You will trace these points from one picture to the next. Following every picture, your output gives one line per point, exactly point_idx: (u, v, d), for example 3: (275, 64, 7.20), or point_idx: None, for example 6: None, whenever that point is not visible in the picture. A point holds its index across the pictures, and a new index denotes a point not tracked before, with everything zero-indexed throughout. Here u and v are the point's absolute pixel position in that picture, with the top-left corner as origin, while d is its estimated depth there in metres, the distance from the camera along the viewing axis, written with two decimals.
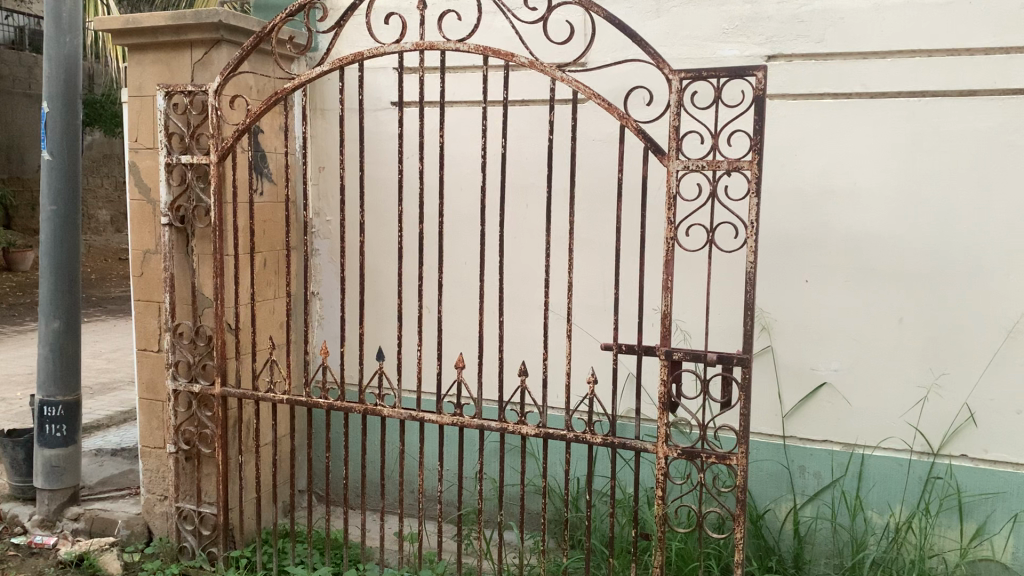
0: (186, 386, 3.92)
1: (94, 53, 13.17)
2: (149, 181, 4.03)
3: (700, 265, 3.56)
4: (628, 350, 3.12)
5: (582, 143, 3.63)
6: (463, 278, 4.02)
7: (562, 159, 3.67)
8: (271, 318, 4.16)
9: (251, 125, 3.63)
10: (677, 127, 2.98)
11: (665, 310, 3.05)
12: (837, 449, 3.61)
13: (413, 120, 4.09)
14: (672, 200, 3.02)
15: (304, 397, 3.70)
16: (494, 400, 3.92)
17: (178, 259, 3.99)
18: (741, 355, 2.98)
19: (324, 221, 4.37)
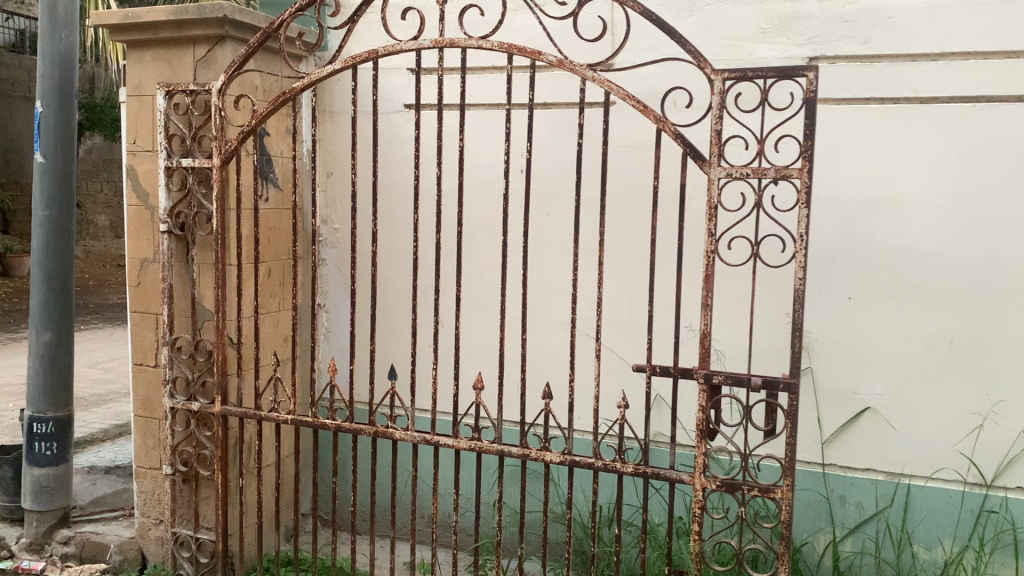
0: (184, 405, 3.68)
1: (94, 56, 12.93)
2: (147, 186, 3.80)
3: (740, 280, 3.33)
4: (662, 372, 2.89)
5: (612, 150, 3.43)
6: (481, 291, 3.80)
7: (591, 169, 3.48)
8: (275, 332, 3.92)
9: (256, 127, 3.40)
10: (719, 131, 2.75)
11: (704, 329, 2.80)
12: (880, 478, 3.37)
13: (430, 124, 3.88)
14: (712, 210, 2.77)
15: (310, 417, 3.45)
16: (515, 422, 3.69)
17: (177, 268, 3.75)
18: (787, 380, 2.75)
19: (331, 228, 4.14)
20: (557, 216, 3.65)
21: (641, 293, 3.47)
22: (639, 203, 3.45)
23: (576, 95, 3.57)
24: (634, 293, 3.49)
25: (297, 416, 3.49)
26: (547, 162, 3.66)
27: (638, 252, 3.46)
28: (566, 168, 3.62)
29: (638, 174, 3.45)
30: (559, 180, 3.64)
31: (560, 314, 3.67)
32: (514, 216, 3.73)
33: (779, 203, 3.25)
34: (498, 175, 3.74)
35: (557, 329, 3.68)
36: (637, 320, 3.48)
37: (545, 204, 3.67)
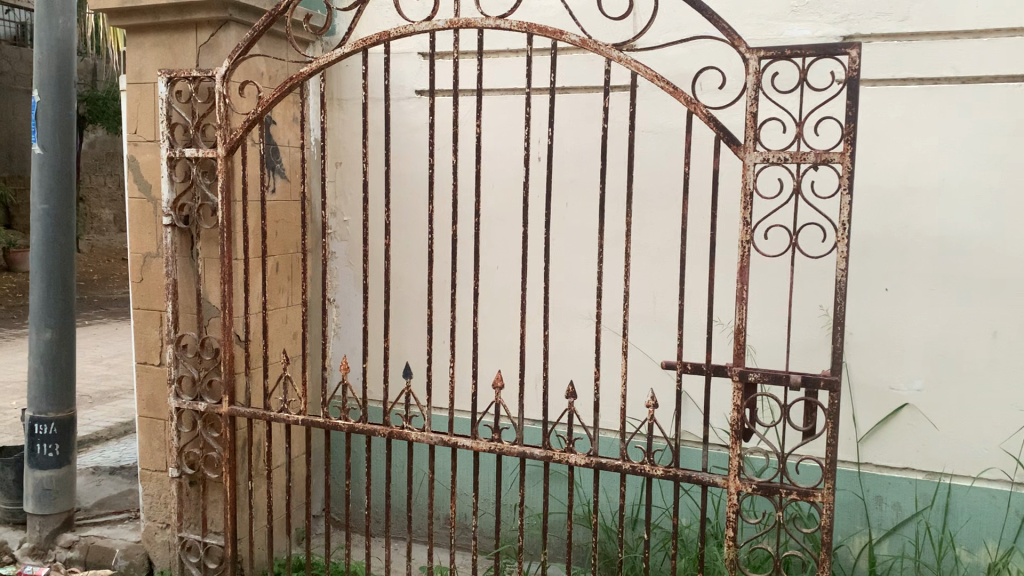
0: (191, 405, 3.53)
1: (97, 48, 12.76)
2: (149, 178, 3.64)
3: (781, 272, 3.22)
4: (693, 369, 2.73)
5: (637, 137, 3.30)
6: (498, 285, 3.65)
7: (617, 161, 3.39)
8: (284, 329, 3.78)
9: (262, 115, 3.24)
10: (755, 114, 2.59)
11: (739, 324, 2.65)
12: (920, 478, 3.22)
13: (444, 110, 3.72)
14: (747, 197, 2.62)
15: (321, 418, 3.31)
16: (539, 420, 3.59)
17: (182, 263, 3.60)
18: (828, 378, 2.59)
19: (341, 221, 3.99)
20: (578, 206, 3.51)
21: (674, 282, 3.36)
22: (673, 189, 3.34)
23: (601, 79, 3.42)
24: (668, 286, 3.38)
25: (308, 416, 3.34)
26: (567, 150, 3.51)
27: (672, 242, 3.36)
28: (588, 156, 3.47)
29: (669, 162, 3.34)
30: (580, 168, 3.49)
31: (582, 309, 3.53)
32: (535, 207, 3.58)
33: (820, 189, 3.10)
34: (516, 164, 3.59)
35: (578, 323, 3.54)
36: (671, 310, 3.38)
37: (566, 193, 3.52)
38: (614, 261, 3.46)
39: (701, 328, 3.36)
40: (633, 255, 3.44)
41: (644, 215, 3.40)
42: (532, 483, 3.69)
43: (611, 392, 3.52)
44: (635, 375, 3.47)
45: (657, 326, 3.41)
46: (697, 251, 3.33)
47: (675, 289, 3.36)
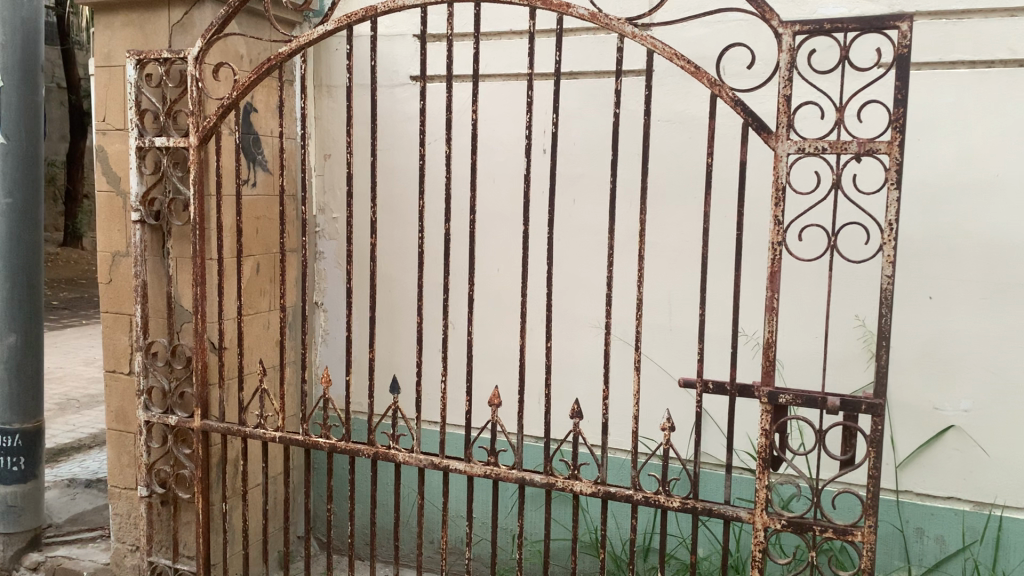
0: (160, 419, 3.22)
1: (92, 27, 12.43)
2: (118, 169, 3.33)
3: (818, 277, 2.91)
4: (715, 389, 2.41)
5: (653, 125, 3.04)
6: (497, 289, 3.33)
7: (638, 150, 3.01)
8: (264, 335, 3.48)
9: (238, 100, 2.93)
10: (789, 97, 2.27)
11: (769, 337, 2.32)
12: (966, 509, 2.88)
13: (439, 98, 3.41)
14: (779, 192, 2.30)
15: (299, 435, 2.99)
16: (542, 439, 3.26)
17: (152, 262, 3.30)
18: (870, 401, 2.25)
19: (329, 218, 3.71)
20: (586, 203, 3.18)
21: (692, 286, 3.05)
22: (692, 183, 3.03)
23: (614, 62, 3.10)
24: (686, 291, 3.06)
25: (286, 433, 3.02)
26: (574, 142, 3.19)
27: (690, 242, 3.04)
28: (598, 147, 3.14)
29: (689, 155, 3.03)
30: (587, 161, 3.17)
31: (589, 316, 3.21)
32: (538, 203, 3.26)
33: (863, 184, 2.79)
34: (518, 156, 3.27)
35: (585, 332, 3.22)
36: (687, 316, 3.06)
37: (572, 189, 3.20)
38: (626, 264, 3.14)
39: (721, 335, 3.06)
40: (647, 257, 3.12)
41: (660, 212, 3.09)
42: (533, 506, 3.38)
43: (621, 408, 3.21)
44: (648, 389, 3.15)
45: (673, 335, 3.10)
46: (718, 250, 3.03)
47: (693, 294, 3.05)
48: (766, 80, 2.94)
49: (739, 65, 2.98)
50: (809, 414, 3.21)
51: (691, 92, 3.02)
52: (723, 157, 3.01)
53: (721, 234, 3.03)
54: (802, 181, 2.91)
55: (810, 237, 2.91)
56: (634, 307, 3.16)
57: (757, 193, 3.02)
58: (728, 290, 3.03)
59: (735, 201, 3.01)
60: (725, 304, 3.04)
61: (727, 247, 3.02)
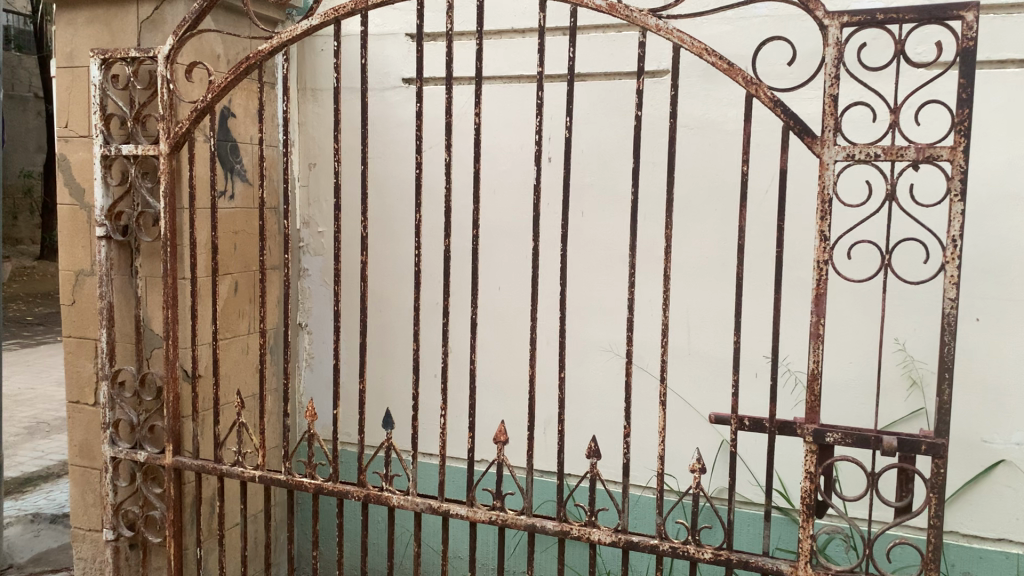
0: (128, 455, 2.91)
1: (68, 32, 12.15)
2: (82, 179, 3.02)
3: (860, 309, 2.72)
4: (752, 426, 2.15)
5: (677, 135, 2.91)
6: (501, 311, 3.12)
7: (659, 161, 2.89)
8: (244, 361, 3.19)
9: (213, 102, 2.65)
10: (836, 97, 2.01)
11: (815, 368, 2.05)
12: (1019, 552, 2.61)
13: (436, 101, 3.16)
14: (825, 204, 2.04)
15: (281, 474, 2.69)
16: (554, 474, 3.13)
17: (119, 282, 3.00)
18: (931, 440, 1.97)
19: (314, 231, 3.47)
20: (603, 218, 2.97)
21: (720, 305, 2.87)
22: (724, 197, 2.84)
23: (634, 63, 2.88)
24: (720, 311, 2.87)
25: (267, 472, 2.72)
26: (584, 148, 2.99)
27: (724, 263, 2.86)
28: (608, 155, 2.95)
29: (723, 167, 2.84)
30: (597, 170, 2.97)
31: (603, 339, 2.99)
32: (551, 218, 3.04)
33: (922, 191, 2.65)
34: (523, 166, 3.05)
35: (597, 357, 3.00)
36: (714, 340, 2.88)
37: (581, 201, 3.01)
38: (648, 284, 2.93)
39: (754, 359, 2.88)
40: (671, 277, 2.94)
41: (687, 227, 2.90)
42: (543, 549, 3.27)
43: (641, 442, 2.99)
44: (672, 423, 2.97)
45: (697, 360, 2.91)
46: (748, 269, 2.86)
47: (719, 316, 2.87)
48: (806, 80, 2.78)
49: (777, 62, 2.81)
50: (860, 454, 3.00)
51: (718, 98, 2.84)
52: (757, 168, 2.83)
53: (756, 252, 2.84)
54: (850, 194, 2.73)
55: (857, 255, 2.71)
56: (658, 330, 2.94)
57: (798, 210, 2.84)
58: (763, 312, 2.85)
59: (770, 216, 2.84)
60: (761, 328, 2.86)
61: (763, 266, 2.85)
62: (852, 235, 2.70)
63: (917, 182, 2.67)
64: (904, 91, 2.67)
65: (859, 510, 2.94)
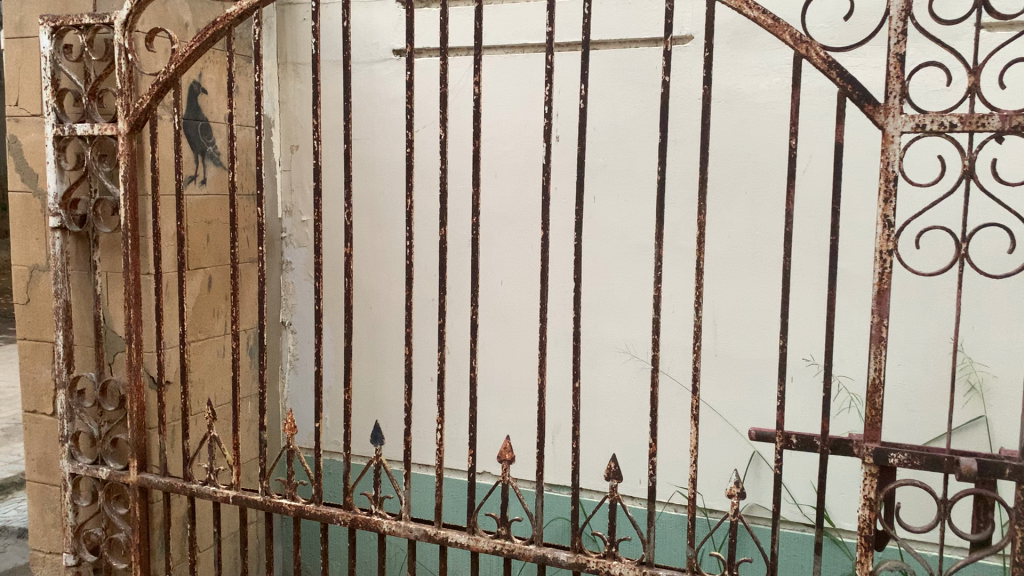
0: (89, 471, 2.60)
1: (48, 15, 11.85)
2: (35, 164, 2.70)
3: (914, 304, 2.49)
4: (800, 444, 1.85)
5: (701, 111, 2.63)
6: (504, 307, 2.83)
7: (684, 140, 2.65)
8: (219, 365, 2.88)
9: (177, 75, 2.33)
10: (903, 57, 1.68)
11: (876, 378, 1.74)
12: None
13: (431, 75, 2.86)
14: (889, 184, 1.73)
15: (257, 494, 2.37)
16: (567, 487, 2.84)
17: (76, 278, 2.69)
18: (1017, 462, 1.65)
19: (296, 221, 3.17)
20: (618, 204, 2.70)
21: (753, 301, 2.61)
22: (759, 179, 2.58)
23: (659, 27, 2.59)
24: (763, 308, 2.60)
25: (242, 492, 2.41)
26: (598, 127, 2.71)
27: (757, 257, 2.59)
28: (624, 133, 2.68)
29: (765, 147, 2.56)
30: (611, 151, 2.70)
31: (618, 338, 2.73)
32: (567, 204, 2.75)
33: (1005, 166, 2.40)
34: (528, 145, 2.75)
35: (611, 358, 2.75)
36: (749, 341, 2.62)
37: (594, 185, 2.73)
38: (676, 277, 2.68)
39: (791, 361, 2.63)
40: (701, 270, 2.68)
41: (721, 214, 2.64)
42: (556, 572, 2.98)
43: (670, 451, 2.73)
44: (705, 439, 2.70)
45: (735, 366, 2.65)
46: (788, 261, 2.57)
47: (751, 311, 2.61)
48: (862, 41, 2.49)
49: (829, 23, 2.52)
50: (929, 478, 2.68)
51: (745, 68, 2.56)
52: (802, 149, 2.58)
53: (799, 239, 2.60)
54: (920, 174, 2.50)
55: (928, 243, 2.46)
56: (691, 332, 2.68)
57: (851, 197, 2.57)
58: (809, 310, 2.60)
59: (811, 202, 2.58)
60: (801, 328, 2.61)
61: (815, 261, 2.58)
62: (921, 221, 2.46)
63: (1001, 157, 2.41)
64: (981, 54, 2.38)
65: (930, 543, 2.63)
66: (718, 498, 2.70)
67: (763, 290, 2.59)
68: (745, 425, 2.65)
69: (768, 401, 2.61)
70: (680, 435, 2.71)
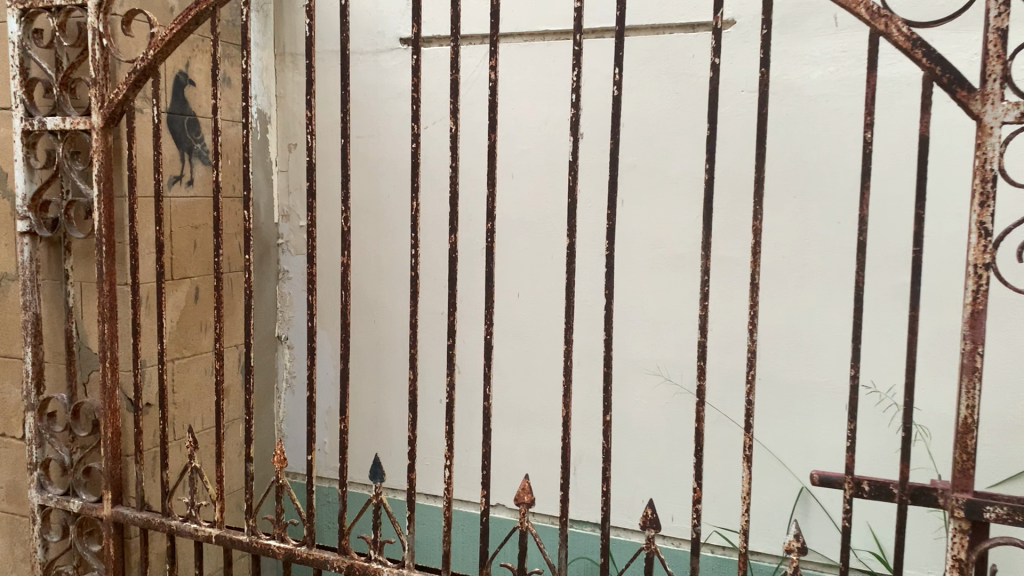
0: (59, 504, 2.33)
1: None
2: (5, 163, 2.44)
3: None
4: (873, 492, 1.56)
5: (742, 106, 2.36)
6: (521, 323, 2.58)
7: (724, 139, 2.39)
8: (206, 385, 2.61)
9: (155, 61, 2.06)
10: (1005, 33, 1.39)
11: (970, 417, 1.46)
12: None
13: (442, 65, 2.62)
14: (985, 186, 1.44)
15: (243, 534, 2.09)
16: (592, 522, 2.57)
17: (48, 288, 2.44)
18: None
19: (293, 227, 2.92)
20: (649, 210, 2.43)
21: (804, 318, 2.33)
22: (809, 182, 2.30)
23: (695, 11, 2.33)
24: (811, 326, 2.32)
25: (227, 531, 2.13)
26: (626, 123, 2.45)
27: (807, 268, 2.31)
28: (656, 130, 2.41)
29: (815, 146, 2.29)
30: (642, 149, 2.43)
31: (649, 359, 2.46)
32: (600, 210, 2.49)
33: None
34: (550, 143, 2.50)
35: (640, 381, 2.47)
36: (796, 363, 2.35)
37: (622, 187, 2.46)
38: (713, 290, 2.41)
39: (831, 396, 2.31)
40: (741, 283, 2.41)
41: (767, 221, 2.36)
42: None
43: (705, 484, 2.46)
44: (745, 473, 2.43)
45: (781, 392, 2.37)
46: (844, 272, 2.27)
47: (801, 329, 2.33)
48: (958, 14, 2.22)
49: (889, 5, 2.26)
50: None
51: (792, 57, 2.29)
52: None
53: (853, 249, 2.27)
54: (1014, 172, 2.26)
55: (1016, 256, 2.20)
56: (731, 353, 2.41)
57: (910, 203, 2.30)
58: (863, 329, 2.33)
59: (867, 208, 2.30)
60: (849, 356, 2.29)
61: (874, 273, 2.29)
62: None
63: None
64: None
65: None
66: (760, 539, 2.42)
67: (814, 305, 2.31)
68: (792, 458, 2.37)
69: (815, 430, 2.34)
70: (718, 466, 2.45)
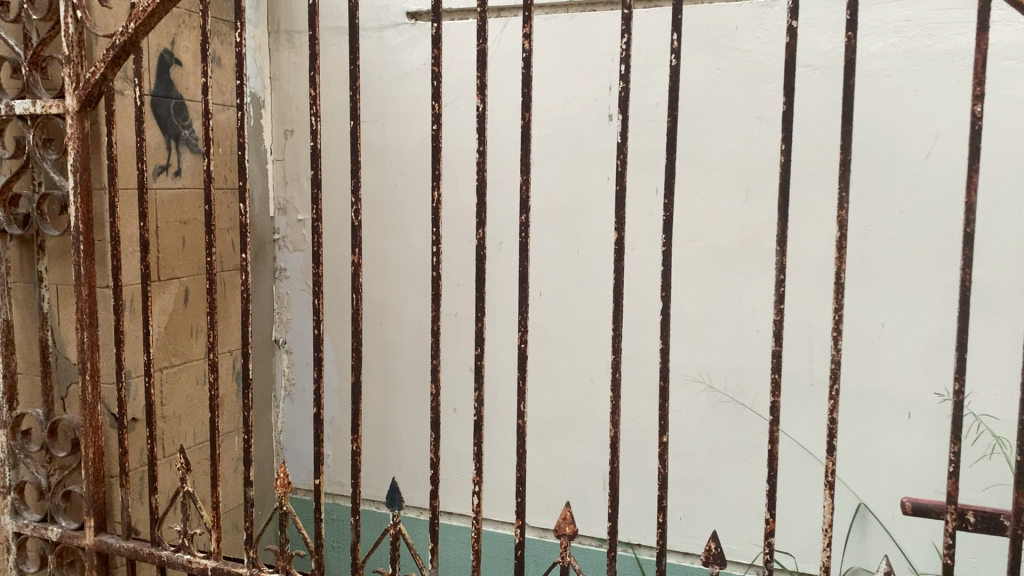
0: (36, 532, 2.06)
1: None
2: None
3: None
4: (980, 525, 1.31)
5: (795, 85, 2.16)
6: (547, 325, 2.38)
7: None
8: (197, 395, 2.37)
9: (136, 34, 1.80)
10: None
11: None
12: None
13: (462, 43, 2.40)
14: None
15: (243, 566, 1.83)
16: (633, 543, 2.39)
17: (21, 292, 2.20)
18: None
19: (291, 222, 2.68)
20: (689, 200, 2.23)
21: (860, 317, 2.13)
22: (865, 169, 2.10)
23: None
24: (868, 327, 2.13)
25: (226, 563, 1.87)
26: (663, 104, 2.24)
27: (864, 262, 2.12)
28: (696, 111, 2.20)
29: (872, 128, 2.09)
30: (680, 134, 2.22)
31: (690, 363, 2.27)
32: (634, 198, 2.30)
33: None
34: (579, 128, 2.29)
35: (680, 387, 2.28)
36: (851, 367, 2.15)
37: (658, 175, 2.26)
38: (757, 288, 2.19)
39: (890, 404, 2.12)
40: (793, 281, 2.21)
41: (819, 211, 2.16)
42: None
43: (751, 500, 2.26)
44: (796, 487, 2.24)
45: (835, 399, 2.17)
46: (904, 267, 2.08)
47: (855, 330, 2.14)
48: None
49: None
50: None
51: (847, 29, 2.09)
52: None
53: (915, 242, 2.07)
54: None
55: None
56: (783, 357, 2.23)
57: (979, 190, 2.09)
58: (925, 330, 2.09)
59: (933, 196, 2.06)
60: (910, 359, 2.09)
61: (940, 269, 2.05)
62: None
63: None
64: None
65: None
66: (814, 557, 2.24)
67: (870, 302, 2.12)
68: (846, 470, 2.18)
69: (873, 440, 2.15)
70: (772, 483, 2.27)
